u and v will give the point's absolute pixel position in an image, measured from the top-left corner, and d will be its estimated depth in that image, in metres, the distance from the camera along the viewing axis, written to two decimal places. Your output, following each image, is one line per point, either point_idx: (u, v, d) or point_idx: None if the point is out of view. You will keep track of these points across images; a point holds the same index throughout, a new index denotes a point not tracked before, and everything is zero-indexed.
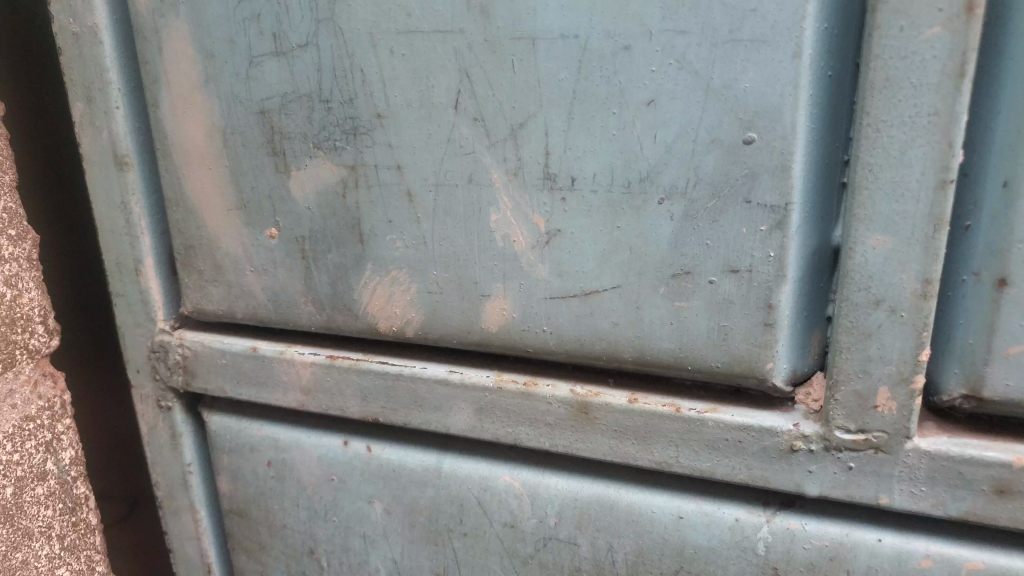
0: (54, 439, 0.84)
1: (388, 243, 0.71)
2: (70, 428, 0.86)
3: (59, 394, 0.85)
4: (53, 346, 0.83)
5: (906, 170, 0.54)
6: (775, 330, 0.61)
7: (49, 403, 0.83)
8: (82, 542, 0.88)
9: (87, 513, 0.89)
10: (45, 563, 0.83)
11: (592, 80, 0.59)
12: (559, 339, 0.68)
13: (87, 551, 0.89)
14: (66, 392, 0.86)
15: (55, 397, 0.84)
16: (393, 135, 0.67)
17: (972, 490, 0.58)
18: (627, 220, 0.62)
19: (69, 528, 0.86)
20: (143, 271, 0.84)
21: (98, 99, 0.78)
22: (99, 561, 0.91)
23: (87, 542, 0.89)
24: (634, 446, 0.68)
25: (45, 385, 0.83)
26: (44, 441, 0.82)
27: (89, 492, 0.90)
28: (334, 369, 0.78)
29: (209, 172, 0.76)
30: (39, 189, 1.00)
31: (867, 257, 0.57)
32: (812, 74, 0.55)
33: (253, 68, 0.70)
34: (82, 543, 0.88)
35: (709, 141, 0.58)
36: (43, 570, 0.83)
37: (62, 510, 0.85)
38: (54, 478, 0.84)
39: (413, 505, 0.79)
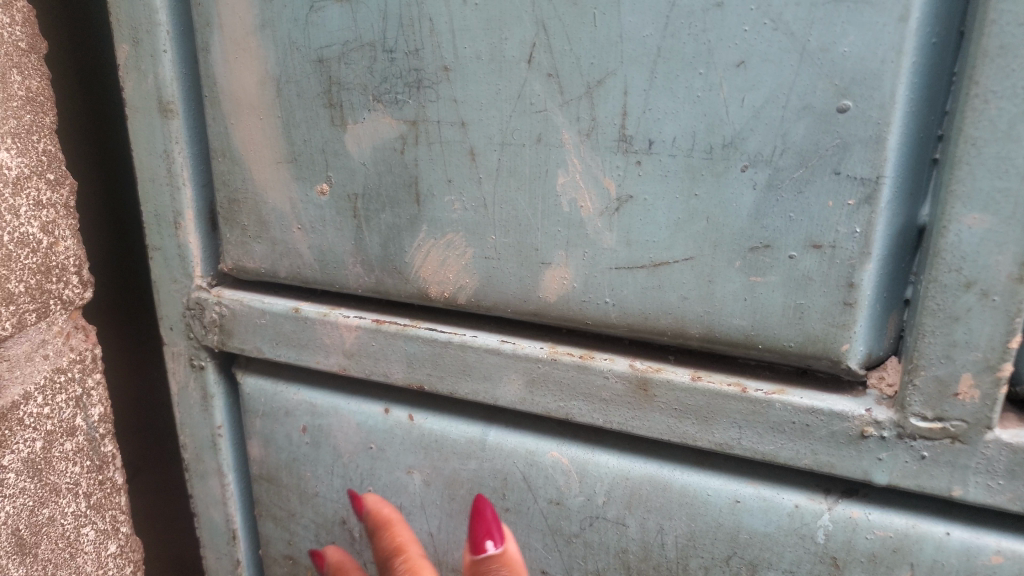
0: (83, 394, 0.81)
1: (445, 204, 0.68)
2: (100, 384, 0.84)
3: (91, 348, 0.82)
4: (86, 298, 0.80)
5: (1013, 146, 0.51)
6: (854, 310, 0.58)
7: (80, 357, 0.80)
8: (107, 501, 0.86)
9: (114, 472, 0.87)
10: (71, 521, 0.81)
11: (679, 37, 0.56)
12: (622, 311, 0.65)
13: (112, 511, 0.87)
14: (98, 346, 0.83)
15: (87, 350, 0.81)
16: (459, 89, 0.64)
17: None
18: (705, 188, 0.59)
19: (96, 486, 0.84)
20: (183, 224, 0.81)
21: (145, 42, 0.75)
22: (123, 522, 0.89)
23: (112, 502, 0.87)
24: (694, 425, 0.66)
25: (77, 338, 0.80)
26: (74, 395, 0.80)
27: (116, 450, 0.87)
28: (379, 333, 0.75)
29: (259, 122, 0.73)
30: (78, 138, 0.97)
31: (962, 237, 0.54)
32: (916, 40, 0.52)
33: (313, 13, 0.67)
34: (108, 502, 0.86)
35: (800, 107, 0.55)
36: (69, 528, 0.80)
37: (88, 467, 0.83)
38: (83, 434, 0.81)
39: (454, 478, 0.77)
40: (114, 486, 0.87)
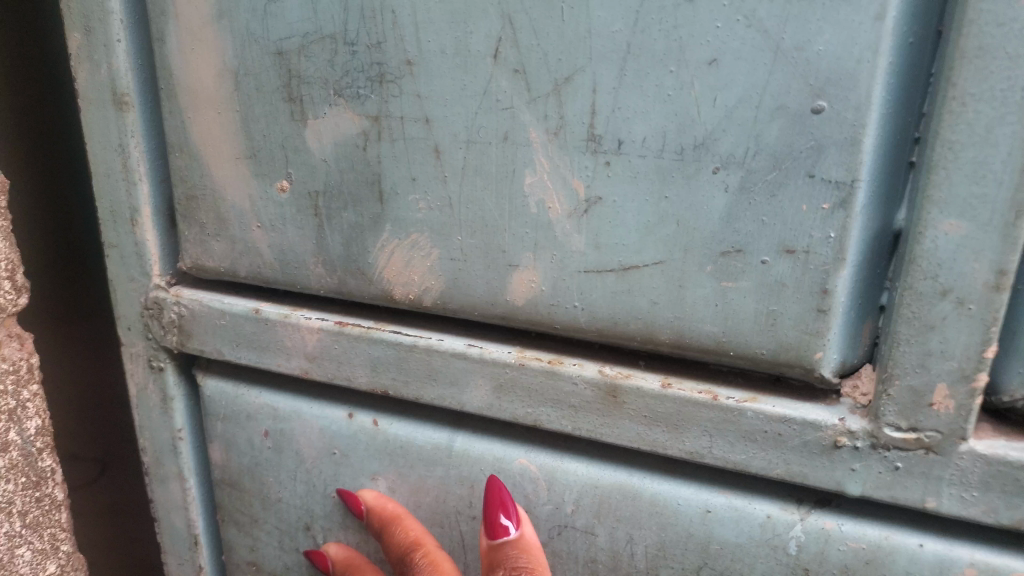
0: (18, 407, 0.78)
1: (409, 203, 0.66)
2: (38, 395, 0.80)
3: (27, 358, 0.78)
4: (22, 305, 0.77)
5: (991, 151, 0.49)
6: (828, 317, 0.56)
7: (14, 368, 0.77)
8: (46, 518, 0.83)
9: (54, 487, 0.83)
10: (5, 541, 0.78)
11: (650, 33, 0.54)
12: (591, 316, 0.63)
13: (52, 528, 0.84)
14: (34, 355, 0.79)
15: (22, 360, 0.78)
16: (423, 85, 0.61)
17: None
18: (675, 190, 0.57)
19: (32, 503, 0.81)
20: (140, 221, 0.78)
21: (98, 31, 0.72)
22: (66, 539, 0.86)
23: (53, 519, 0.84)
24: (665, 433, 0.64)
25: (10, 348, 0.76)
26: (7, 409, 0.77)
27: (57, 464, 0.84)
28: (342, 336, 0.73)
29: (217, 117, 0.70)
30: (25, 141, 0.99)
31: (938, 243, 0.52)
32: (893, 40, 0.50)
33: (272, 4, 0.64)
34: (47, 520, 0.83)
35: (774, 108, 0.53)
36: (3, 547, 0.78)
37: (24, 484, 0.80)
38: (17, 449, 0.78)
39: (420, 485, 0.75)
40: (53, 503, 0.83)
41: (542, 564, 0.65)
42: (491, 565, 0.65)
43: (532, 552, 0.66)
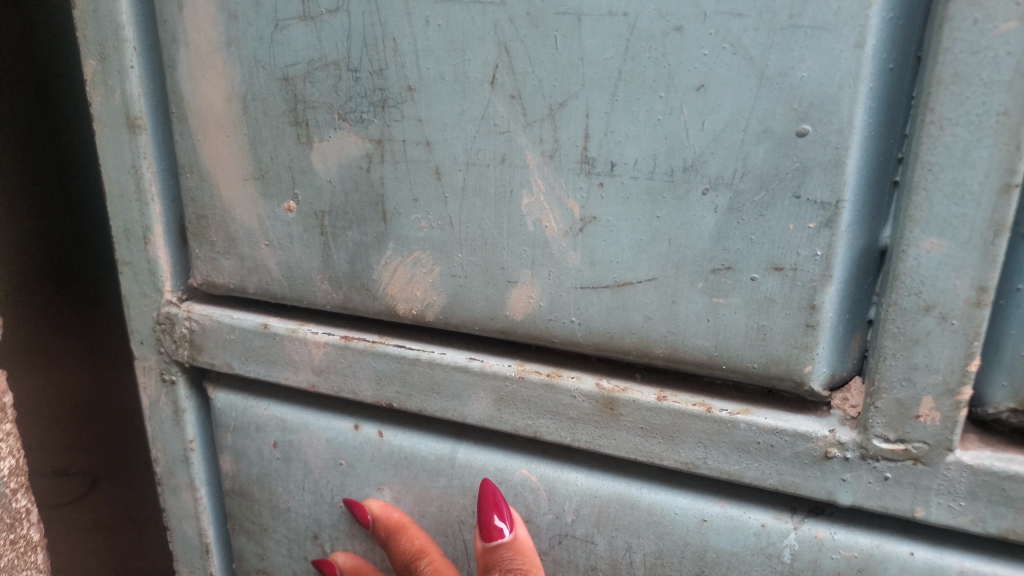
0: None
1: (412, 222, 0.68)
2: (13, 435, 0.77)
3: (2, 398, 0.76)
4: None
5: (968, 172, 0.51)
6: (816, 332, 0.58)
7: None
8: (20, 561, 0.80)
9: (29, 528, 0.81)
10: None
11: (640, 60, 0.56)
12: (588, 330, 0.65)
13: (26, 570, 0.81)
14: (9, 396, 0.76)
15: None
16: (424, 109, 0.64)
17: (1014, 508, 0.56)
18: (666, 210, 0.59)
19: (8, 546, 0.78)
20: (152, 239, 0.81)
21: (112, 58, 0.75)
22: None
23: (27, 560, 0.81)
24: (660, 444, 0.66)
25: None
26: None
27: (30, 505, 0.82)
28: (348, 350, 0.75)
29: (226, 139, 0.73)
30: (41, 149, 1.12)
31: (920, 260, 0.54)
32: (873, 66, 0.52)
33: (278, 32, 0.67)
34: (22, 562, 0.80)
35: (759, 131, 0.55)
36: None
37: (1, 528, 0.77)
38: None
39: (424, 495, 0.77)
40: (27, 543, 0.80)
41: (535, 564, 0.67)
42: (487, 567, 0.67)
43: (525, 552, 0.67)
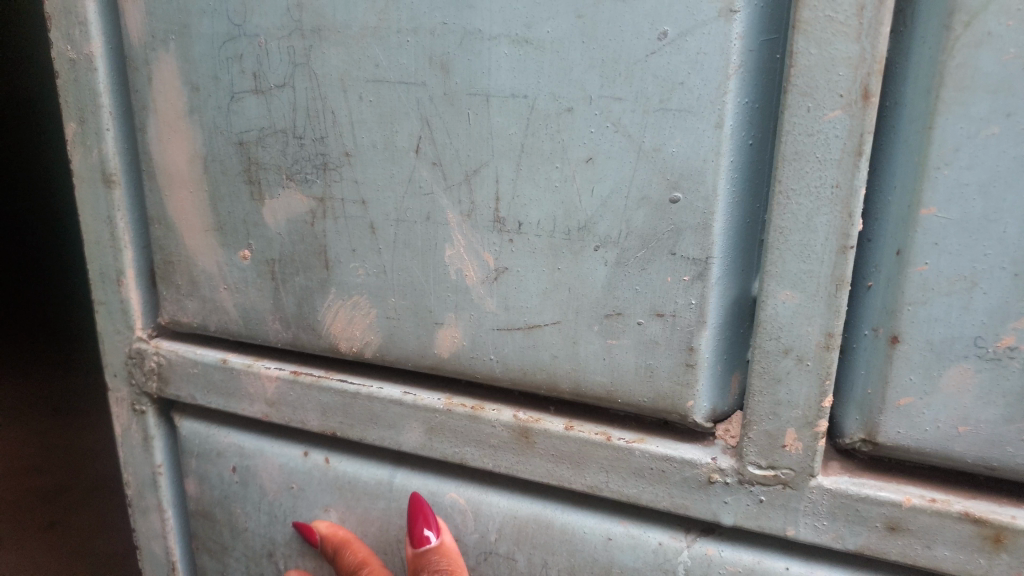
0: None
1: (351, 270, 0.77)
2: None
3: None
4: None
5: (812, 235, 0.60)
6: (695, 370, 0.66)
7: None
8: None
9: None
10: None
11: (538, 135, 0.65)
12: (504, 367, 0.73)
13: None
14: None
15: None
16: (359, 173, 0.73)
17: (867, 526, 0.64)
18: (566, 263, 0.68)
19: None
20: (124, 281, 0.90)
21: (91, 121, 0.85)
22: None
23: None
24: (569, 470, 0.74)
25: None
26: None
27: None
28: (297, 384, 0.83)
29: (189, 195, 0.82)
30: None
31: (778, 309, 0.62)
32: (732, 143, 0.61)
33: (234, 103, 0.77)
34: None
35: (639, 198, 0.64)
36: None
37: None
38: None
39: (366, 516, 0.84)
40: None
41: (458, 566, 0.75)
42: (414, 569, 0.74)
43: (450, 555, 0.75)
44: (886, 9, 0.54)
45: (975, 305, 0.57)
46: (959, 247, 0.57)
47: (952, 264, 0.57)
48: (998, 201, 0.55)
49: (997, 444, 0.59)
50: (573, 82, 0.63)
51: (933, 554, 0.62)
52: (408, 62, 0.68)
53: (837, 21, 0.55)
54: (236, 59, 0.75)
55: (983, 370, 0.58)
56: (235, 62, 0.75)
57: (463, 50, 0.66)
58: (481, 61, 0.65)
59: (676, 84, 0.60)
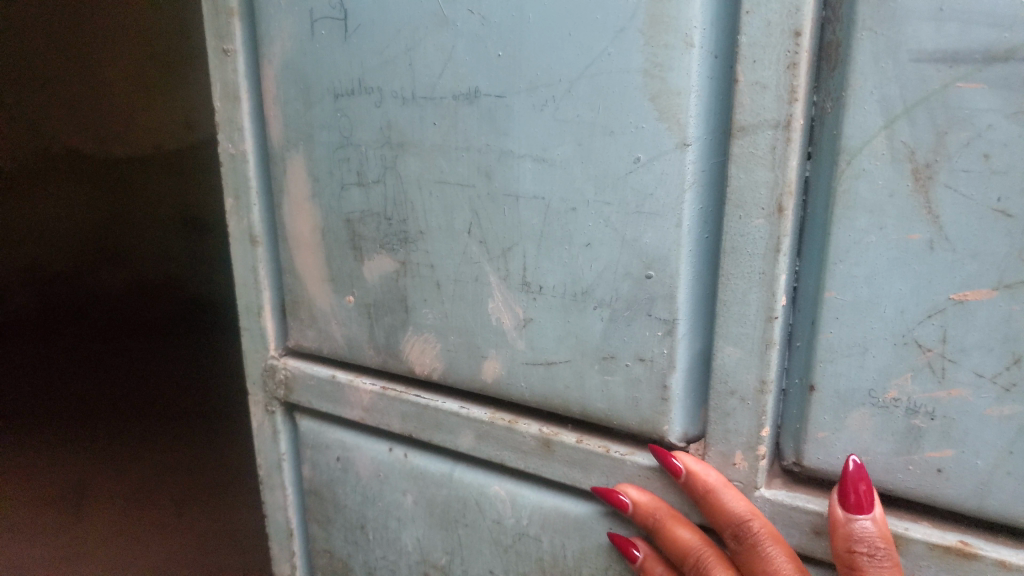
0: None
1: (423, 315, 1.03)
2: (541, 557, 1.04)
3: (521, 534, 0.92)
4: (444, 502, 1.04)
5: (747, 307, 0.80)
6: (669, 403, 0.87)
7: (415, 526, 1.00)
8: None
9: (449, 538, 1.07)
10: None
11: (554, 226, 0.89)
12: (531, 392, 0.97)
13: None
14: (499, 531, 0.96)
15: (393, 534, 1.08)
16: (430, 245, 0.99)
17: (799, 529, 0.82)
18: (574, 318, 0.91)
19: None
20: (263, 314, 1.21)
21: (242, 197, 1.16)
22: None
23: None
24: (580, 472, 0.96)
25: None
26: None
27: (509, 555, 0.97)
28: (384, 396, 1.11)
29: (311, 254, 1.12)
30: None
31: (725, 359, 0.83)
32: (691, 237, 0.82)
33: (343, 190, 1.05)
34: None
35: (624, 274, 0.86)
36: None
37: None
38: None
39: (433, 499, 1.11)
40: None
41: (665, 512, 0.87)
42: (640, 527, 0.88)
43: (880, 526, 0.71)
44: (791, 149, 0.73)
45: (869, 365, 0.76)
46: (854, 321, 0.75)
47: (849, 334, 0.76)
48: (879, 289, 0.73)
49: (890, 470, 0.77)
50: (576, 190, 0.86)
51: None
52: (462, 168, 0.93)
53: (757, 155, 0.75)
54: (344, 159, 1.03)
55: (876, 415, 0.77)
56: (343, 161, 1.04)
57: (501, 163, 0.90)
58: (514, 171, 0.90)
59: (647, 194, 0.82)
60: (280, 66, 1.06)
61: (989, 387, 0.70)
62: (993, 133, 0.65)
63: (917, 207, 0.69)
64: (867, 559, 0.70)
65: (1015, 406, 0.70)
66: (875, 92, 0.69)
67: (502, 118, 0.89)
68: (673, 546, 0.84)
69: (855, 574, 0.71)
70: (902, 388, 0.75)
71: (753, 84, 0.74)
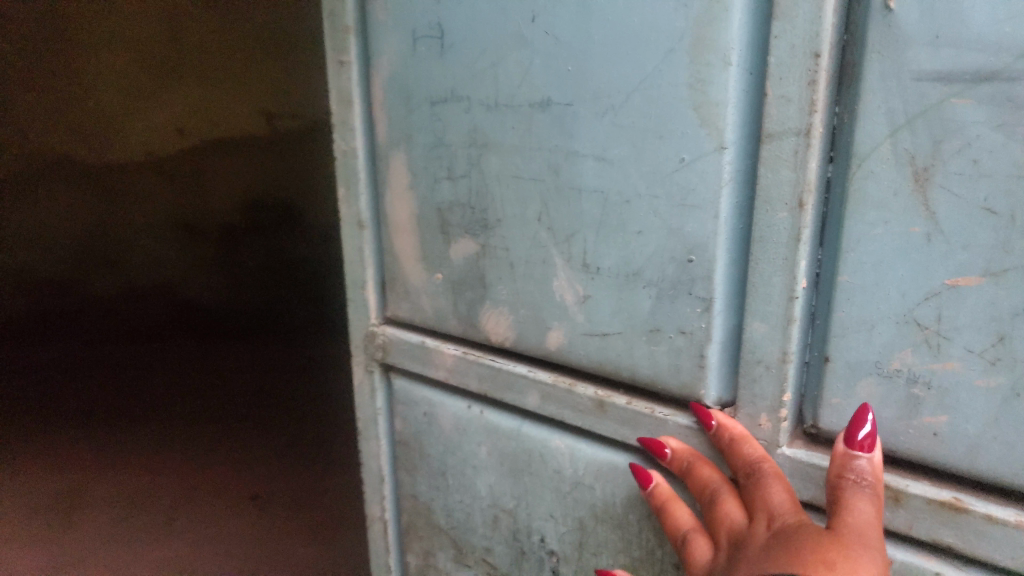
0: None
1: (500, 290, 1.20)
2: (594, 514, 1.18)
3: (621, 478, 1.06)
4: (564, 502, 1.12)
5: (772, 288, 0.93)
6: (705, 371, 1.01)
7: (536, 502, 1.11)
8: None
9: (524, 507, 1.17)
10: None
11: (611, 216, 1.04)
12: (589, 359, 1.13)
13: None
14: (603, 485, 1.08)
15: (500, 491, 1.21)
16: (507, 231, 1.16)
17: (815, 484, 0.94)
18: (626, 295, 1.06)
19: None
20: (366, 287, 1.41)
21: (352, 187, 1.37)
22: None
23: None
24: (628, 430, 1.11)
25: None
26: None
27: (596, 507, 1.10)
28: (464, 359, 1.28)
29: (407, 236, 1.31)
30: None
31: (753, 333, 0.96)
32: (727, 227, 0.95)
33: (435, 183, 1.23)
34: None
35: (669, 258, 1.00)
36: None
37: None
38: None
39: (504, 451, 1.28)
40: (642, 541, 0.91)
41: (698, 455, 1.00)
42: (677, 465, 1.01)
43: (875, 472, 0.80)
44: (810, 153, 0.86)
45: (875, 340, 0.88)
46: (862, 301, 0.88)
47: (858, 313, 0.88)
48: (884, 274, 0.85)
49: (894, 433, 0.89)
50: (630, 186, 1.01)
51: None
52: (535, 166, 1.10)
53: (782, 157, 0.88)
54: (437, 156, 1.22)
55: (882, 383, 0.89)
56: (436, 158, 1.22)
57: (568, 162, 1.06)
58: (578, 169, 1.05)
59: (690, 189, 0.96)
60: (387, 77, 1.25)
61: (979, 361, 0.81)
62: (982, 141, 0.75)
63: (916, 205, 0.81)
64: (850, 480, 0.79)
65: (1001, 377, 0.80)
66: (882, 106, 0.81)
67: (571, 124, 1.05)
68: (698, 480, 0.97)
69: (839, 493, 0.80)
70: (904, 361, 0.86)
71: (780, 97, 0.87)
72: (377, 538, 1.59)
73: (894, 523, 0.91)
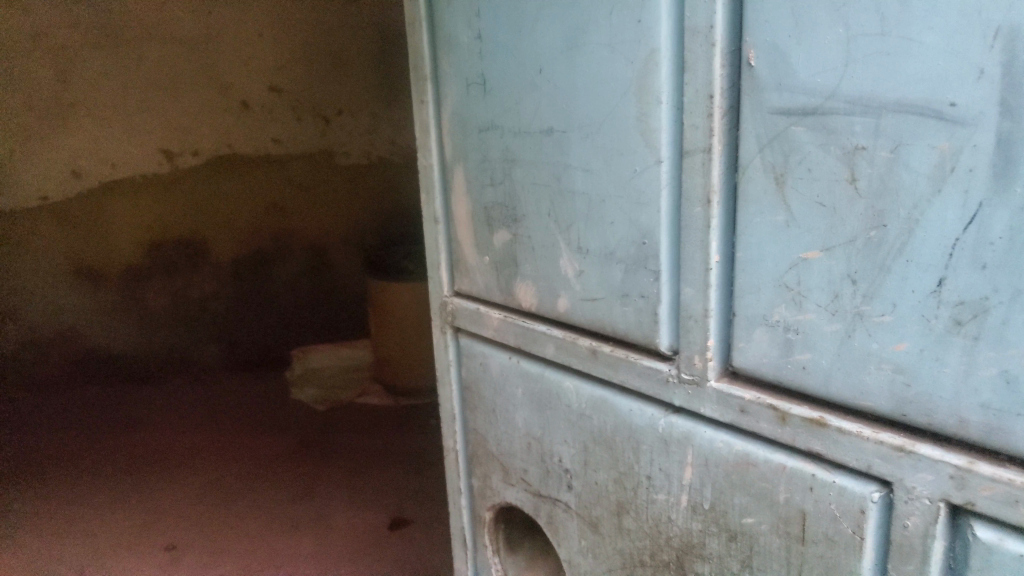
0: None
1: (525, 268, 1.62)
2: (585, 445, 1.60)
3: None
4: None
5: (695, 261, 1.28)
6: (657, 324, 1.37)
7: None
8: None
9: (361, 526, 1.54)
10: None
11: (593, 211, 1.43)
12: (584, 318, 1.51)
13: None
14: None
15: None
16: (529, 224, 1.58)
17: (731, 406, 1.28)
18: (605, 270, 1.44)
19: None
20: (442, 267, 1.88)
21: (433, 193, 1.84)
22: None
23: None
24: (612, 371, 1.48)
25: None
26: None
27: None
28: (505, 320, 1.70)
29: (467, 229, 1.76)
30: None
31: (685, 295, 1.32)
32: (666, 216, 1.31)
33: (484, 188, 1.67)
34: None
35: (631, 240, 1.38)
36: None
37: None
38: None
39: (534, 391, 1.69)
40: None
41: None
42: None
43: None
44: (711, 164, 1.21)
45: (762, 298, 1.21)
46: (752, 270, 1.21)
47: (750, 279, 1.22)
48: (764, 249, 1.18)
49: (780, 367, 1.20)
50: (603, 189, 1.40)
51: (759, 424, 1.24)
52: (544, 175, 1.51)
53: (696, 166, 1.24)
54: (484, 168, 1.65)
55: (768, 331, 1.21)
56: (483, 170, 1.66)
57: (564, 173, 1.46)
58: (570, 178, 1.45)
59: (641, 190, 1.33)
60: (452, 112, 1.71)
61: (825, 312, 1.12)
62: (811, 155, 1.08)
63: (777, 200, 1.14)
64: None
65: (839, 324, 1.11)
66: (752, 130, 1.15)
67: (565, 146, 1.45)
68: None
69: None
70: (781, 313, 1.19)
71: (692, 125, 1.23)
72: (453, 465, 2.05)
73: (783, 437, 1.20)
